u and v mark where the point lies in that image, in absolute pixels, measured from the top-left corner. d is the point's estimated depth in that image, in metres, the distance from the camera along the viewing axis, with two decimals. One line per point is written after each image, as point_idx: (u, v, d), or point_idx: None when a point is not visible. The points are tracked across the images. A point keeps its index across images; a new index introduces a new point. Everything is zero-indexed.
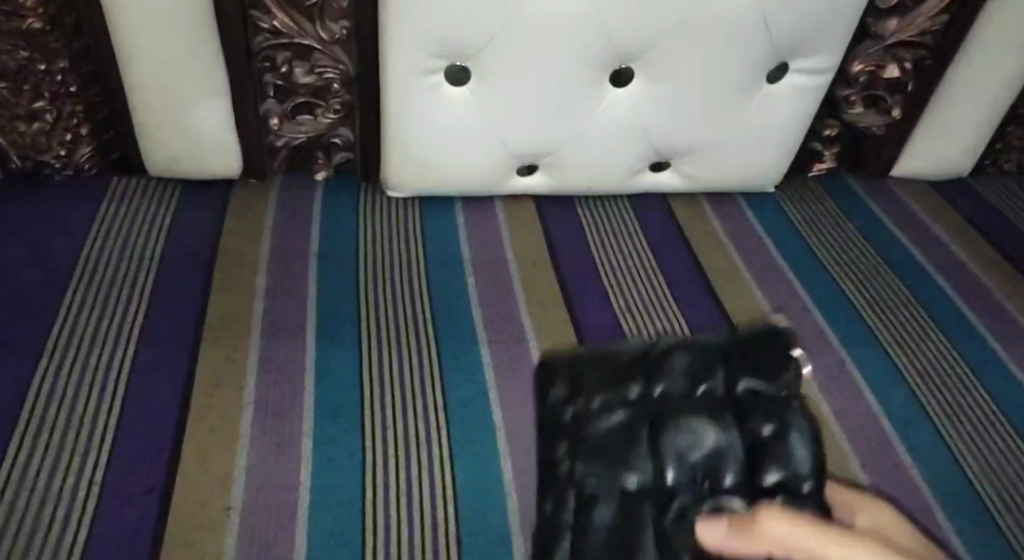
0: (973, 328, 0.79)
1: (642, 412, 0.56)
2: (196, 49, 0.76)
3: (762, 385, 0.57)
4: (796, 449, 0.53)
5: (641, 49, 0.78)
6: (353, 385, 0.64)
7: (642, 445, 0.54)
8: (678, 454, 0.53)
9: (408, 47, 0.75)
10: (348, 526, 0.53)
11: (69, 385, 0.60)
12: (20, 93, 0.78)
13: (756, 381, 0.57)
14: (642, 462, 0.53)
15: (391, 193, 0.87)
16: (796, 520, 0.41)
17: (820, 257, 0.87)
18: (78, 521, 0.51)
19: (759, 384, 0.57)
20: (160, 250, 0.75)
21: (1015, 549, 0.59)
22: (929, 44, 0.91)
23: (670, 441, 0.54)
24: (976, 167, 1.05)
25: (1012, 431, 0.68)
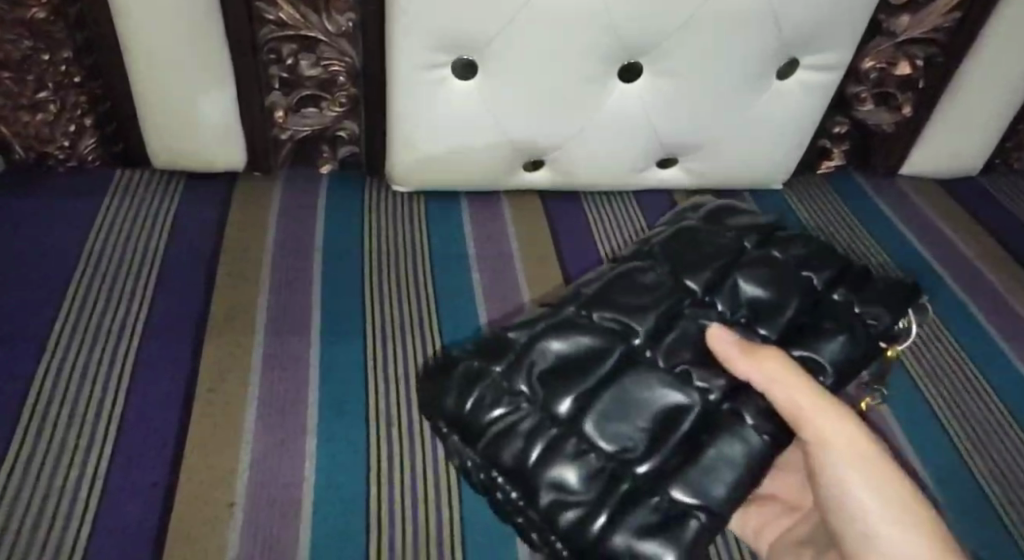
0: (980, 326, 0.79)
1: (727, 254, 0.56)
2: (200, 41, 0.75)
3: (861, 288, 0.58)
4: (847, 290, 0.57)
5: (649, 44, 0.77)
6: (357, 382, 0.63)
7: (706, 268, 0.55)
8: (740, 285, 0.55)
9: (414, 40, 0.74)
10: (351, 523, 0.53)
11: (72, 380, 0.60)
12: (25, 83, 0.78)
13: (875, 294, 0.58)
14: (716, 279, 0.55)
15: (395, 187, 0.86)
16: (789, 368, 0.48)
17: (803, 219, 0.91)
18: (80, 517, 0.51)
19: (855, 284, 0.58)
20: (164, 243, 0.74)
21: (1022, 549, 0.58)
22: (940, 41, 0.90)
23: (750, 274, 0.55)
24: (986, 165, 1.04)
25: (1018, 430, 0.68)
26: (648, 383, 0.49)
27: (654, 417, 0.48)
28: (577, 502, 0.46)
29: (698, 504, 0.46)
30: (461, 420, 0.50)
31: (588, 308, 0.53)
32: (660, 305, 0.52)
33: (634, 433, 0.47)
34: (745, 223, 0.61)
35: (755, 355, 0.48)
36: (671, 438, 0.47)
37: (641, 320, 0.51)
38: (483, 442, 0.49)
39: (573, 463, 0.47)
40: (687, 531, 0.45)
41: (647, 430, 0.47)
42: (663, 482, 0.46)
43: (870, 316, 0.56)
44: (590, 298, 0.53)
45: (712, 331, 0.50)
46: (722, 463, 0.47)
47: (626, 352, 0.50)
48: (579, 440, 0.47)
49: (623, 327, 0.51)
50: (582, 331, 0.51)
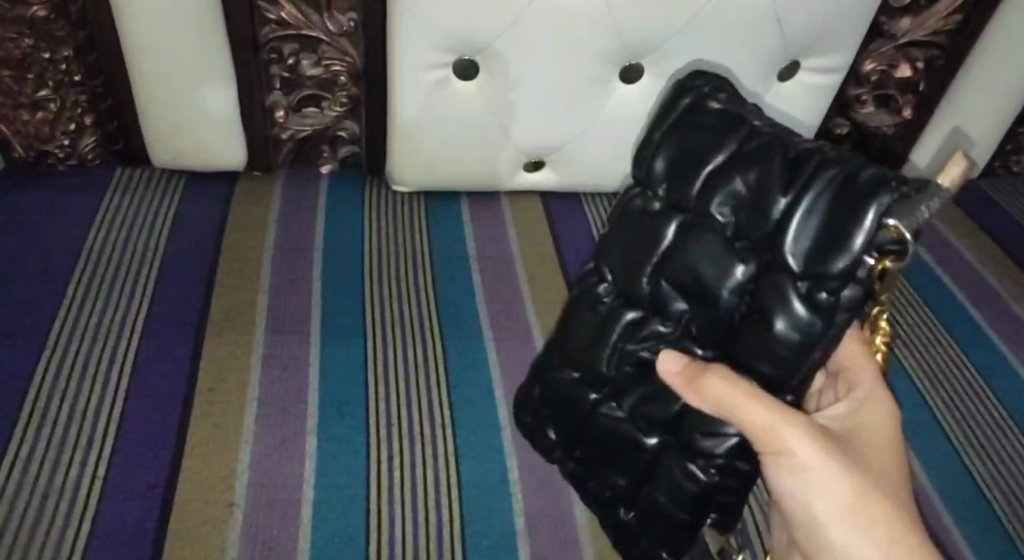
0: (978, 327, 0.79)
1: (665, 236, 0.47)
2: (202, 41, 0.75)
3: (821, 222, 0.41)
4: (800, 234, 0.41)
5: (651, 46, 0.77)
6: (358, 382, 0.63)
7: (646, 265, 0.48)
8: (666, 289, 0.47)
9: (415, 41, 0.74)
10: (351, 523, 0.53)
11: (71, 381, 0.59)
12: (25, 82, 0.78)
13: (836, 228, 0.40)
14: (655, 273, 0.48)
15: (396, 187, 0.86)
16: (737, 390, 0.42)
17: None
18: (80, 517, 0.50)
19: (816, 212, 0.41)
20: (164, 242, 0.74)
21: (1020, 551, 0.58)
22: (941, 44, 0.90)
23: (686, 255, 0.46)
24: (987, 168, 1.04)
25: (1017, 433, 0.68)
26: (604, 427, 0.52)
27: (625, 456, 0.51)
28: (610, 517, 0.54)
29: (672, 527, 0.50)
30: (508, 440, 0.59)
31: (559, 357, 0.55)
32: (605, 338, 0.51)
33: (615, 473, 0.52)
34: (691, 151, 0.47)
35: (697, 385, 0.43)
36: (640, 473, 0.51)
37: (595, 362, 0.51)
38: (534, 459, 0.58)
39: (594, 495, 0.54)
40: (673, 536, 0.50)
41: (623, 468, 0.52)
42: (646, 507, 0.51)
43: (826, 275, 0.41)
44: (557, 341, 0.55)
45: (663, 357, 0.46)
46: (671, 489, 0.48)
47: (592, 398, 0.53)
48: (591, 478, 0.54)
49: (583, 375, 0.53)
50: (555, 387, 0.55)
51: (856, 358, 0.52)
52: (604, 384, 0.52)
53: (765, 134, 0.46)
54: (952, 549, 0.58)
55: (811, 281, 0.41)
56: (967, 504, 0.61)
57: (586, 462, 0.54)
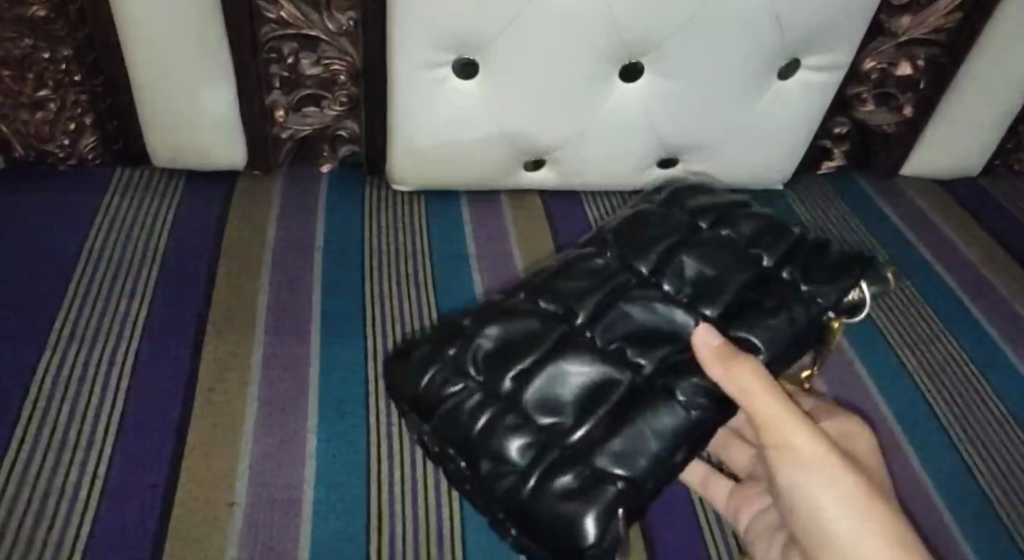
0: (978, 325, 0.79)
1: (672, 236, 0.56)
2: (202, 40, 0.75)
3: (807, 267, 0.56)
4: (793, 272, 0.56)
5: (651, 45, 0.77)
6: (358, 381, 0.63)
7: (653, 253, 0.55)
8: (683, 267, 0.53)
9: (415, 40, 0.74)
10: (351, 523, 0.53)
11: (71, 381, 0.59)
12: (25, 82, 0.78)
13: (825, 271, 0.56)
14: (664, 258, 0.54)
15: (396, 187, 0.86)
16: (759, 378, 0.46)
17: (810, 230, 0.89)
18: (80, 518, 0.50)
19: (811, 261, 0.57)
20: (164, 242, 0.74)
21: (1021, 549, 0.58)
22: (942, 42, 0.90)
23: (694, 251, 0.55)
24: (987, 166, 1.04)
25: (1017, 431, 0.68)
26: (559, 360, 0.48)
27: (583, 392, 0.46)
28: (513, 468, 0.45)
29: (617, 473, 0.44)
30: (417, 394, 0.51)
31: (530, 295, 0.53)
32: (603, 287, 0.52)
33: (557, 407, 0.46)
34: (699, 201, 0.61)
35: (728, 364, 0.45)
36: (596, 414, 0.46)
37: (578, 301, 0.51)
38: (450, 403, 0.49)
39: (509, 435, 0.46)
40: (604, 498, 0.43)
41: (572, 405, 0.46)
42: (589, 453, 0.45)
43: (814, 296, 0.54)
44: (537, 287, 0.53)
45: (695, 330, 0.47)
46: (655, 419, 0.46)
47: (558, 333, 0.49)
48: (515, 415, 0.46)
49: (561, 310, 0.51)
50: (514, 320, 0.51)
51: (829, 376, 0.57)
52: (581, 322, 0.50)
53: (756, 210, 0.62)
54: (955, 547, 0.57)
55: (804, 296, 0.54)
56: (967, 502, 0.61)
57: (515, 397, 0.47)
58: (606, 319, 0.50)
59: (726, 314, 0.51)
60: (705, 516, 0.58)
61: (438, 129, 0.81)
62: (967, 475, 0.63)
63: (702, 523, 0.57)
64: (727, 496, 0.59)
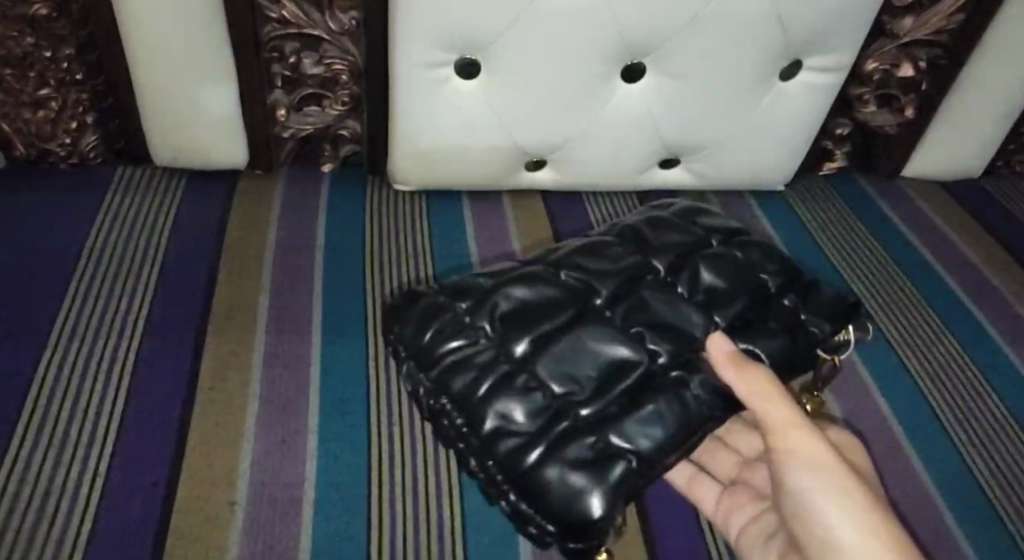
0: (979, 325, 0.79)
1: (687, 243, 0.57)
2: (203, 39, 0.75)
3: (810, 297, 0.57)
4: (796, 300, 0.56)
5: (653, 45, 0.77)
6: (358, 380, 0.63)
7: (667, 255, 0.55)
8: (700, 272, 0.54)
9: (417, 39, 0.74)
10: (352, 522, 0.53)
11: (71, 380, 0.59)
12: (26, 80, 0.78)
13: (824, 304, 0.57)
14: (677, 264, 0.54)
15: (396, 186, 0.86)
16: (773, 386, 0.47)
17: (813, 231, 0.89)
18: (81, 516, 0.50)
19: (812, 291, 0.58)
20: (165, 241, 0.74)
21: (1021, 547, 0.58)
22: (944, 43, 0.90)
23: (709, 260, 0.55)
24: (988, 167, 1.04)
25: (1017, 430, 0.68)
26: (581, 335, 0.48)
27: (604, 367, 0.47)
28: (519, 433, 0.45)
29: (629, 448, 0.44)
30: (418, 348, 0.51)
31: (554, 265, 0.53)
32: (622, 277, 0.52)
33: (574, 379, 0.47)
34: (711, 216, 0.61)
35: (744, 368, 0.47)
36: (611, 389, 0.46)
37: (603, 282, 0.52)
38: (464, 356, 0.49)
39: (521, 398, 0.46)
40: (614, 471, 0.43)
41: (588, 379, 0.47)
42: (599, 428, 0.45)
43: (811, 324, 0.55)
44: (563, 261, 0.54)
45: (711, 337, 0.49)
46: (672, 403, 0.46)
47: (581, 307, 0.50)
48: (529, 379, 0.47)
49: (584, 284, 0.52)
50: (538, 287, 0.51)
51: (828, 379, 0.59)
52: (603, 304, 0.51)
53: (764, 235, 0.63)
54: (956, 546, 0.57)
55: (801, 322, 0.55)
56: (968, 502, 0.61)
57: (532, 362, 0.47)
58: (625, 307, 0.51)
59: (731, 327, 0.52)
60: (706, 518, 0.58)
61: (439, 129, 0.81)
62: (967, 475, 0.63)
63: (703, 523, 0.58)
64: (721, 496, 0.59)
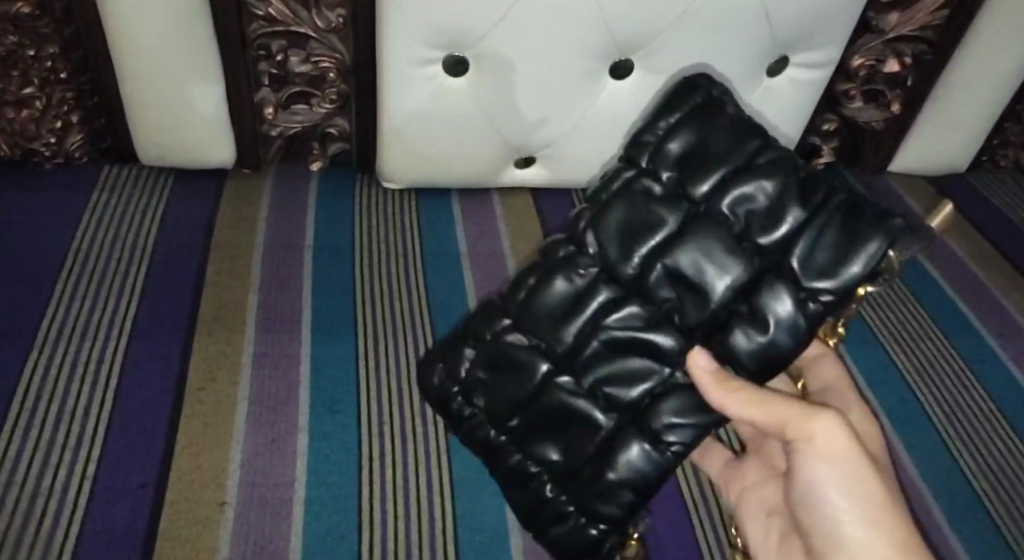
0: (964, 318, 0.80)
1: (667, 222, 0.47)
2: (189, 37, 0.75)
3: (832, 239, 0.45)
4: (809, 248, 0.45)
5: (641, 41, 0.77)
6: (349, 380, 0.63)
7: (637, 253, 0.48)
8: (665, 273, 0.47)
9: (405, 36, 0.73)
10: (342, 522, 0.53)
11: (59, 381, 0.59)
12: (10, 79, 0.77)
13: (841, 247, 0.44)
14: (645, 261, 0.47)
15: (386, 184, 0.86)
16: (754, 402, 0.45)
17: None
18: (69, 517, 0.50)
19: (829, 232, 0.45)
20: (152, 241, 0.74)
21: (1004, 535, 0.59)
22: (929, 39, 0.90)
23: (690, 242, 0.46)
24: (973, 162, 1.05)
25: (1002, 421, 0.69)
26: (556, 406, 0.50)
27: (574, 436, 0.50)
28: (521, 488, 0.53)
29: (602, 519, 0.50)
30: (434, 400, 0.56)
31: (513, 319, 0.52)
32: (580, 314, 0.49)
33: (554, 446, 0.51)
34: (709, 147, 0.48)
35: (725, 390, 0.45)
36: (586, 451, 0.50)
37: (558, 336, 0.49)
38: (463, 427, 0.55)
39: (518, 466, 0.53)
40: (589, 536, 0.51)
41: (566, 443, 0.51)
42: (580, 493, 0.50)
43: (820, 290, 0.44)
44: (521, 301, 0.51)
45: (690, 354, 0.46)
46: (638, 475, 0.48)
47: (546, 372, 0.50)
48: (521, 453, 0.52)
49: (544, 344, 0.50)
50: (506, 352, 0.52)
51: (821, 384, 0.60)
52: (563, 359, 0.50)
53: (781, 147, 0.48)
54: (942, 536, 0.58)
55: (805, 291, 0.45)
56: (954, 493, 0.62)
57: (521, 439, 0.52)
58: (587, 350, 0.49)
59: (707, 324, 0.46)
60: (698, 516, 0.59)
61: (427, 127, 0.81)
62: (954, 467, 0.64)
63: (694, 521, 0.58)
64: None
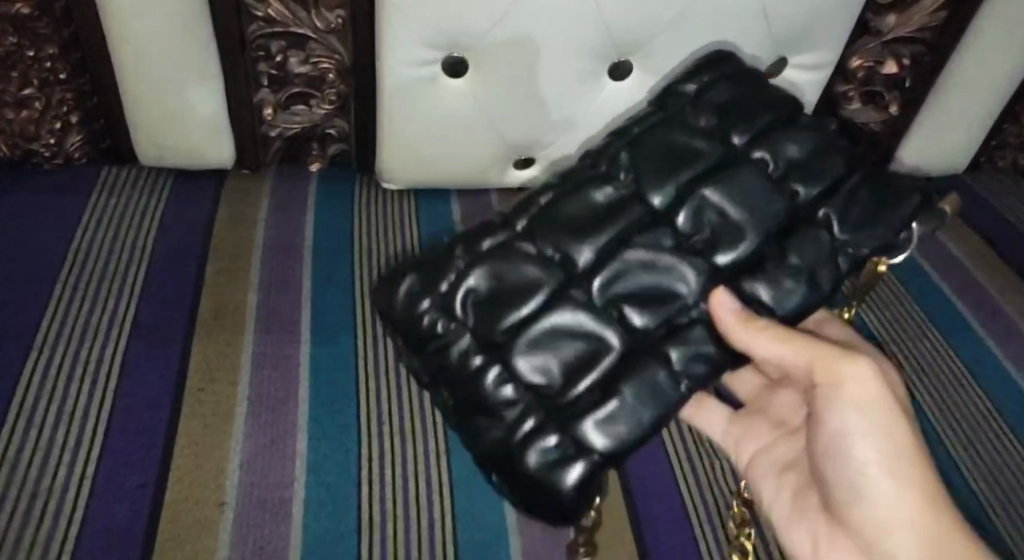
0: (961, 316, 0.80)
1: (705, 157, 0.50)
2: (188, 37, 0.75)
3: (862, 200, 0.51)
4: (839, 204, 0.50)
5: (641, 42, 0.78)
6: (348, 381, 0.63)
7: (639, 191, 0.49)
8: (706, 199, 0.48)
9: (405, 37, 0.73)
10: (341, 523, 0.53)
11: (58, 381, 0.59)
12: (9, 79, 0.77)
13: (870, 209, 0.50)
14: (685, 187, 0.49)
15: (385, 185, 0.86)
16: (785, 340, 0.46)
17: None
18: (69, 516, 0.50)
19: (859, 193, 0.51)
20: (151, 241, 0.74)
21: (1001, 534, 0.60)
22: (928, 40, 0.91)
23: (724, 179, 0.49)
24: (973, 163, 1.05)
25: (999, 420, 0.69)
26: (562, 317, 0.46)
27: (574, 354, 0.46)
28: (500, 423, 0.46)
29: (596, 448, 0.44)
30: (403, 321, 0.50)
31: (525, 225, 0.49)
32: (607, 230, 0.48)
33: (552, 359, 0.45)
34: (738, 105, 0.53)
35: (752, 331, 0.44)
36: (590, 375, 0.45)
37: (580, 246, 0.47)
38: (437, 345, 0.48)
39: (497, 392, 0.46)
40: (579, 474, 0.44)
41: (563, 361, 0.46)
42: (575, 414, 0.45)
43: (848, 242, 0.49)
44: (536, 215, 0.49)
45: (714, 293, 0.46)
46: (653, 397, 0.45)
47: (556, 285, 0.47)
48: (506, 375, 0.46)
49: (559, 256, 0.47)
50: (513, 260, 0.48)
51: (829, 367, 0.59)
52: (580, 272, 0.47)
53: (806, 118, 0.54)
54: None
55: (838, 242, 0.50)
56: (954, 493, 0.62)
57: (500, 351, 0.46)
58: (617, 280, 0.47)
59: (739, 264, 0.47)
60: (694, 508, 0.58)
61: (427, 129, 0.81)
62: (953, 467, 0.64)
63: (692, 518, 0.57)
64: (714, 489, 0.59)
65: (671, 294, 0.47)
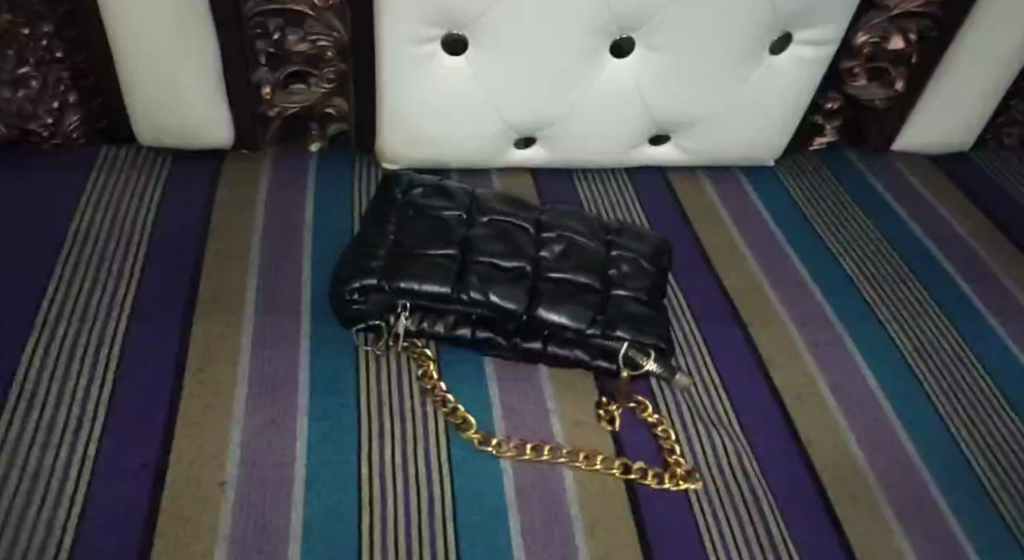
0: (960, 290, 0.81)
1: None
2: (184, 15, 0.74)
3: None
4: None
5: (641, 19, 0.77)
6: (346, 364, 0.63)
7: (576, 259, 0.67)
8: None
9: (402, 16, 0.73)
10: (341, 503, 0.53)
11: (58, 363, 0.59)
12: (4, 58, 0.75)
13: None
14: None
15: (386, 165, 0.86)
16: None
17: (801, 205, 0.90)
18: (70, 497, 0.50)
19: None
20: (150, 221, 0.74)
21: (988, 492, 0.61)
22: (935, 15, 0.89)
23: None
24: (978, 141, 1.04)
25: (992, 388, 0.70)
26: (439, 186, 0.72)
27: (431, 199, 0.70)
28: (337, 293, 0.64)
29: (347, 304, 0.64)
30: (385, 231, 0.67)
31: (554, 223, 0.71)
32: (604, 233, 0.72)
33: (417, 190, 0.71)
34: None
35: None
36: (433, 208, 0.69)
37: (577, 222, 0.71)
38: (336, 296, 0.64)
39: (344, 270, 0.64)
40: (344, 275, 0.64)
41: (415, 200, 0.70)
42: (400, 204, 0.70)
43: None
44: (586, 230, 0.71)
45: None
46: (498, 206, 0.71)
47: (488, 207, 0.71)
48: (411, 315, 0.64)
49: (547, 225, 0.70)
50: (505, 224, 0.69)
51: (687, 407, 0.64)
52: (476, 202, 0.71)
53: None
54: (931, 502, 0.59)
55: None
56: (953, 467, 0.62)
57: (386, 271, 0.63)
58: (414, 191, 0.71)
59: None
60: (697, 493, 0.57)
61: (427, 111, 0.80)
62: (952, 443, 0.64)
63: (696, 510, 0.56)
64: (715, 469, 0.59)
65: (507, 229, 0.69)
